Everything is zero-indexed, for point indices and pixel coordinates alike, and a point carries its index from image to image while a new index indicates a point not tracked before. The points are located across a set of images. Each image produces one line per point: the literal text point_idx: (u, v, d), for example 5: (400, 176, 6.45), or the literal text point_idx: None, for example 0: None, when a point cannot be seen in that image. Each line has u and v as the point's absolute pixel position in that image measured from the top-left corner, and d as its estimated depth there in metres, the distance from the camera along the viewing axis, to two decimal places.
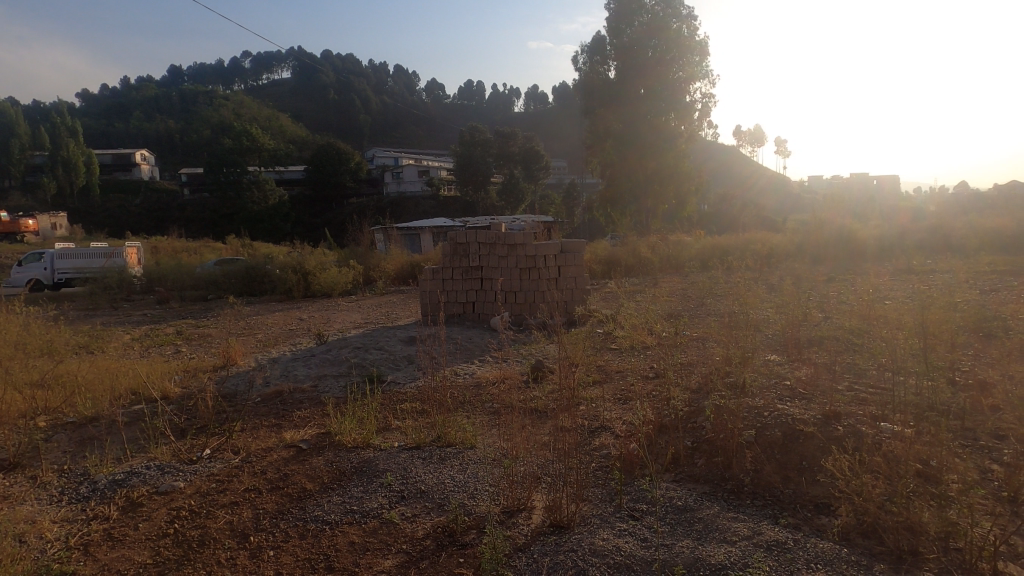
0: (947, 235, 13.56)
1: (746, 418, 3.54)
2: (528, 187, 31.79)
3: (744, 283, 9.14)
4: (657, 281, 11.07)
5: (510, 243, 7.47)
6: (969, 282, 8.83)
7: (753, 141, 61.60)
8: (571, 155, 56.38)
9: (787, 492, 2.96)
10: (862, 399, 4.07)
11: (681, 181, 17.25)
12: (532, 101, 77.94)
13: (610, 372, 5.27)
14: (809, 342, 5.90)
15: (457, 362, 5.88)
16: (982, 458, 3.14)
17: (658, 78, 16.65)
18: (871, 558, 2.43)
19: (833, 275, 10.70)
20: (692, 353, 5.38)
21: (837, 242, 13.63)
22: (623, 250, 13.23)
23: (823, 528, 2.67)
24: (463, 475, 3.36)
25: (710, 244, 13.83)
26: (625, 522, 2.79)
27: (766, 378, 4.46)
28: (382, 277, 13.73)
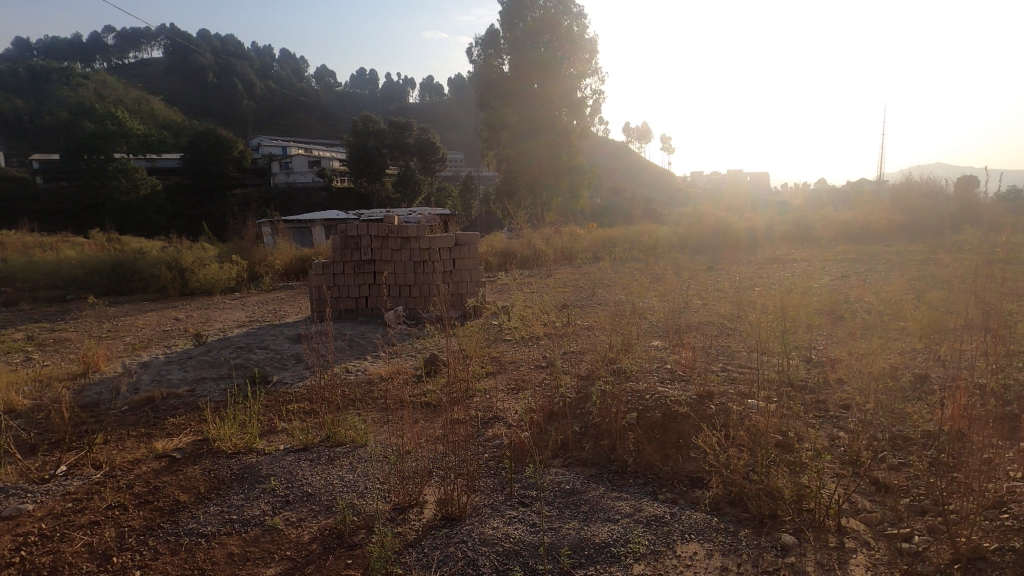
0: (809, 228, 14.94)
1: (630, 402, 3.72)
2: (424, 180, 31.38)
3: (630, 273, 9.59)
4: (551, 272, 11.34)
5: (404, 236, 7.36)
6: (824, 269, 9.78)
7: (641, 137, 64.58)
8: (466, 147, 56.28)
9: (666, 470, 3.15)
10: (732, 379, 4.41)
11: (574, 175, 17.74)
12: (427, 92, 77.05)
13: (503, 363, 5.33)
14: (688, 327, 6.30)
15: (349, 359, 5.71)
16: (831, 427, 3.50)
17: (550, 73, 16.97)
18: (738, 525, 2.64)
19: (711, 264, 11.50)
20: (581, 342, 5.57)
21: (714, 233, 14.62)
22: (519, 242, 13.44)
23: (697, 500, 2.86)
24: (353, 474, 3.26)
25: (600, 237, 14.37)
26: (515, 509, 2.84)
27: (648, 362, 4.70)
28: (268, 273, 13.07)
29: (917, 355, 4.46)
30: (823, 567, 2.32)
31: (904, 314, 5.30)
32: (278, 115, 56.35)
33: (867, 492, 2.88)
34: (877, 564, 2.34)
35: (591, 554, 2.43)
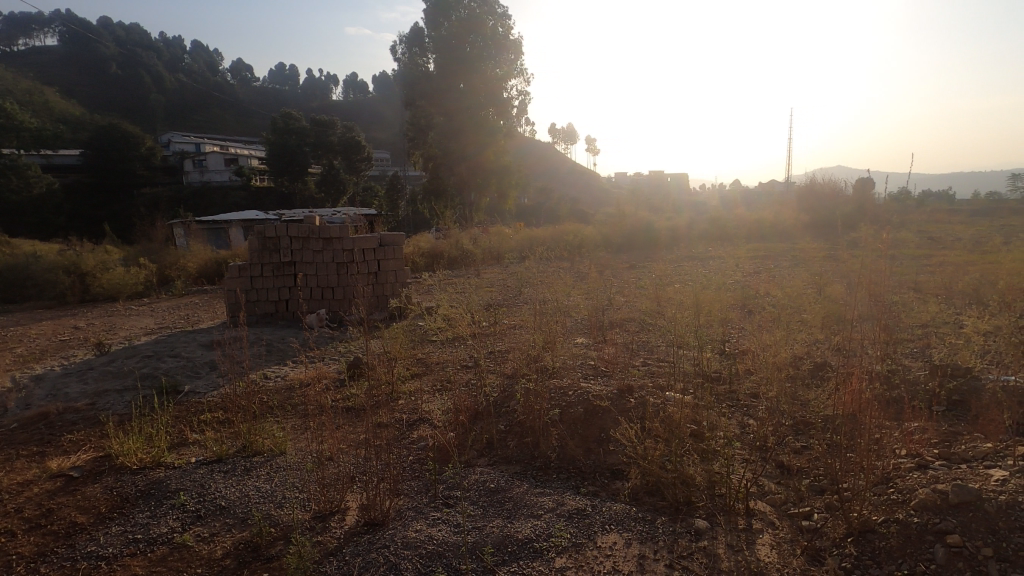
0: (725, 227, 15.65)
1: (553, 398, 3.79)
2: (349, 179, 30.63)
3: (556, 271, 9.73)
4: (479, 272, 11.35)
5: (326, 237, 7.17)
6: (739, 266, 10.27)
7: (566, 137, 65.69)
8: (392, 146, 55.39)
9: (588, 463, 3.23)
10: (651, 372, 4.56)
11: (502, 175, 17.86)
12: (351, 89, 75.25)
13: (429, 364, 5.29)
14: (611, 324, 6.47)
15: (267, 365, 5.49)
16: (741, 415, 3.69)
17: (476, 73, 16.97)
18: (655, 513, 2.74)
19: (633, 262, 11.84)
20: (507, 341, 5.61)
21: (636, 232, 15.05)
22: (446, 242, 13.35)
23: (617, 492, 2.95)
24: (270, 485, 3.15)
25: (528, 237, 14.51)
26: (439, 511, 2.83)
27: (572, 359, 4.79)
28: (181, 276, 12.36)
29: (817, 345, 4.77)
30: (732, 548, 2.44)
31: (806, 307, 5.66)
32: (189, 110, 53.37)
33: (773, 474, 3.05)
34: (781, 543, 2.49)
35: (513, 550, 2.45)
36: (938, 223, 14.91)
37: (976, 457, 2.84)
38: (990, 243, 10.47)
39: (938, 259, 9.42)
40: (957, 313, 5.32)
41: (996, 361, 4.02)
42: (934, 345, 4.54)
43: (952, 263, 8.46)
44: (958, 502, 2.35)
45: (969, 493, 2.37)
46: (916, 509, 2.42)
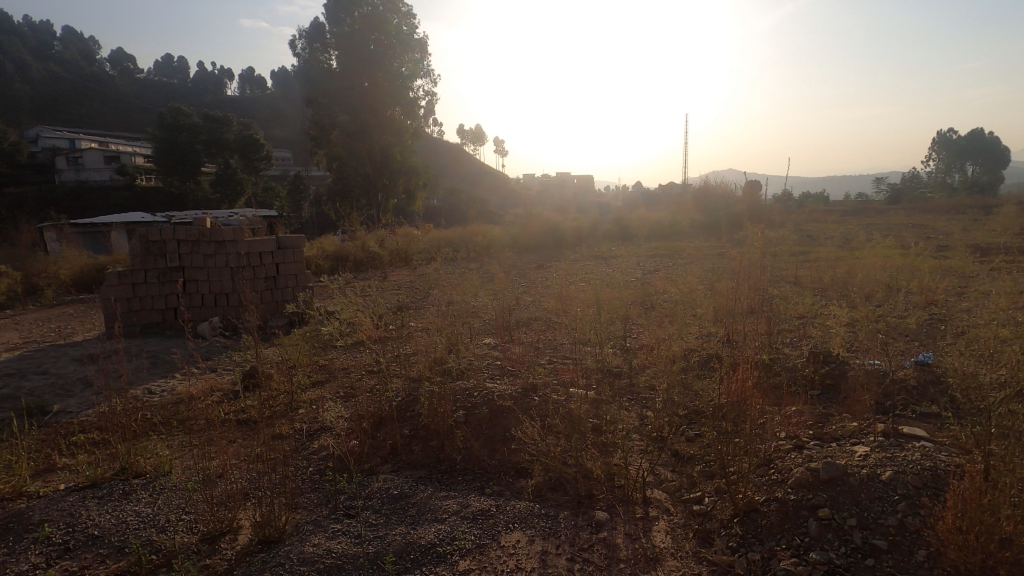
0: (627, 226, 16.24)
1: (458, 400, 3.77)
2: (247, 179, 29.07)
3: (462, 272, 9.71)
4: (386, 274, 11.11)
5: (218, 240, 6.74)
6: (641, 264, 10.69)
7: (474, 138, 65.86)
8: (293, 144, 53.17)
9: (492, 463, 3.25)
10: (556, 370, 4.65)
11: (410, 175, 17.60)
12: (247, 84, 71.49)
13: (332, 370, 5.11)
14: (518, 323, 6.54)
15: (151, 379, 5.09)
16: (640, 407, 3.84)
17: (381, 72, 16.61)
18: (558, 507, 2.79)
19: (541, 262, 12.03)
20: (413, 343, 5.53)
21: (543, 232, 15.27)
22: (352, 244, 12.95)
23: (521, 490, 2.98)
24: (152, 508, 2.91)
25: (435, 238, 14.37)
26: (339, 523, 2.74)
27: (478, 360, 4.79)
28: (52, 285, 11.22)
29: (708, 338, 5.05)
30: (630, 537, 2.54)
31: (699, 302, 5.99)
32: (62, 102, 48.62)
33: (669, 463, 3.20)
34: (675, 528, 2.61)
35: (417, 557, 2.40)
36: (815, 223, 16.27)
37: (844, 435, 3.11)
38: (858, 240, 11.56)
39: (814, 255, 10.28)
40: (828, 304, 5.82)
41: (860, 348, 4.42)
42: (809, 335, 4.94)
43: (825, 259, 9.26)
44: (827, 478, 2.56)
45: (836, 469, 2.58)
46: (793, 487, 2.61)
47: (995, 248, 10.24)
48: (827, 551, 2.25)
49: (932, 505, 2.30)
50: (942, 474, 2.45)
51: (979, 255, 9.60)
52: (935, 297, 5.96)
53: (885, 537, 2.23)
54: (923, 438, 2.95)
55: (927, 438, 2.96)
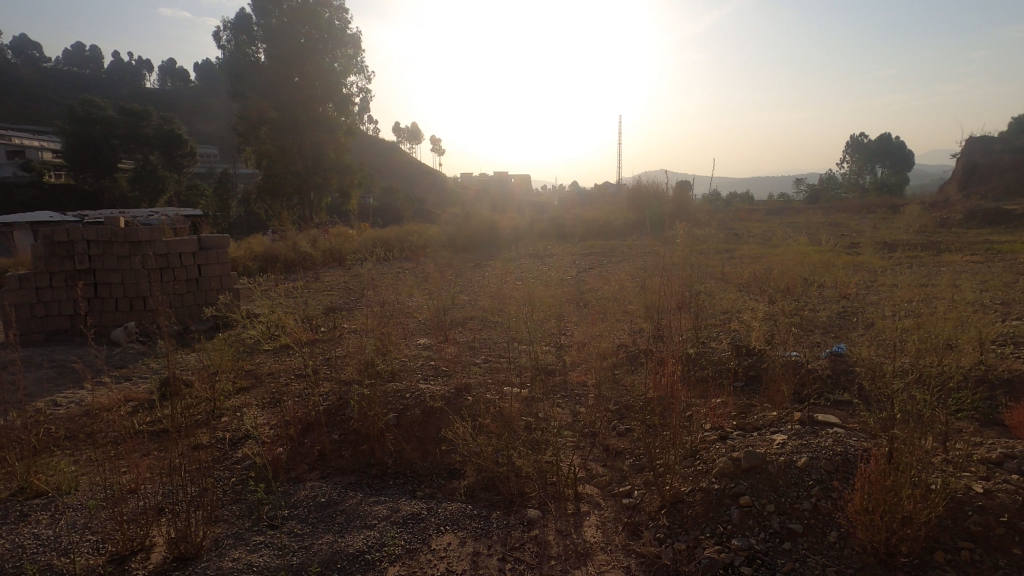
0: (561, 225, 16.44)
1: (389, 402, 3.69)
2: (170, 176, 27.59)
3: (397, 272, 9.54)
4: (319, 275, 10.77)
5: (133, 240, 6.36)
6: (576, 262, 10.82)
7: (410, 137, 65.02)
8: (219, 140, 50.84)
9: (425, 465, 3.20)
10: (490, 368, 4.63)
11: (343, 173, 17.16)
12: (168, 77, 67.86)
13: (258, 375, 4.91)
14: (454, 322, 6.48)
15: (57, 391, 4.72)
16: (573, 403, 3.88)
17: (312, 67, 16.12)
18: (491, 508, 2.78)
19: (477, 262, 11.97)
20: (344, 345, 5.38)
21: (480, 230, 15.21)
22: (281, 244, 12.48)
23: (453, 491, 2.96)
24: (54, 530, 2.70)
25: (370, 238, 14.08)
26: (262, 534, 2.62)
27: (411, 361, 4.70)
28: None
29: (639, 334, 5.16)
30: (561, 534, 2.55)
31: (631, 300, 6.12)
32: None
33: (600, 457, 3.24)
34: (605, 522, 2.64)
35: (343, 566, 2.34)
36: (739, 222, 16.98)
37: (765, 424, 3.24)
38: (778, 237, 12.12)
39: (739, 252, 10.71)
40: (752, 299, 6.05)
41: (779, 340, 4.63)
42: (733, 329, 5.12)
43: (749, 256, 9.66)
44: (748, 467, 2.65)
45: (756, 457, 2.68)
46: (716, 476, 2.69)
47: (901, 245, 10.96)
48: (748, 537, 2.34)
49: (842, 488, 2.42)
50: (852, 458, 2.59)
51: (887, 252, 10.28)
52: (847, 291, 6.32)
53: (800, 521, 2.34)
54: (835, 425, 3.11)
55: (839, 424, 3.12)
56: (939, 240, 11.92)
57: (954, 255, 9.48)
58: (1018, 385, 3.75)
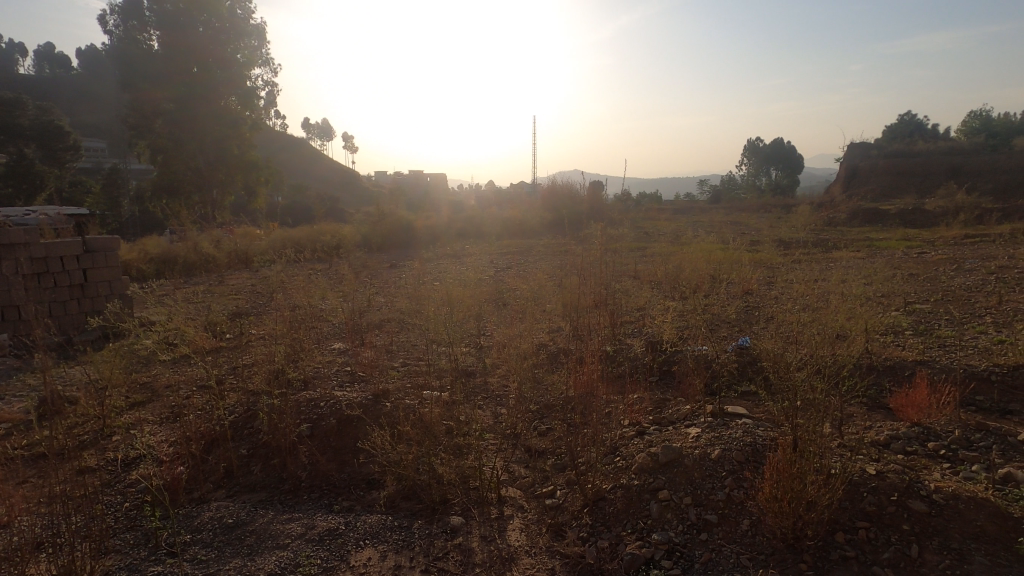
0: (479, 224, 16.42)
1: (301, 413, 3.51)
2: (49, 171, 25.12)
3: (307, 274, 9.14)
4: (223, 278, 10.15)
5: (5, 243, 5.70)
6: (494, 262, 10.81)
7: (321, 133, 62.79)
8: (105, 132, 46.80)
9: (341, 477, 3.08)
10: (409, 372, 4.52)
11: (249, 170, 16.31)
12: (44, 62, 61.73)
13: (155, 387, 4.54)
14: (370, 324, 6.29)
15: None
16: (493, 405, 3.86)
17: (212, 57, 15.15)
18: (412, 518, 2.70)
19: (393, 262, 11.69)
20: (252, 351, 5.08)
21: (395, 229, 14.91)
22: (181, 245, 11.63)
23: (373, 503, 2.85)
24: None
25: (279, 239, 13.47)
26: (161, 564, 2.41)
27: (324, 368, 4.51)
28: None
29: (557, 333, 5.22)
30: (485, 540, 2.51)
31: (549, 299, 6.16)
32: None
33: (522, 459, 3.23)
34: (529, 525, 2.64)
35: None
36: (649, 222, 17.63)
37: (679, 418, 3.35)
38: (685, 236, 12.65)
39: (650, 251, 11.09)
40: (663, 297, 6.27)
41: (690, 335, 4.80)
42: (647, 326, 5.28)
43: (659, 254, 10.01)
44: (665, 461, 2.73)
45: (673, 452, 2.76)
46: (635, 473, 2.75)
47: (796, 243, 11.73)
48: (667, 530, 2.40)
49: (753, 477, 2.53)
50: (760, 448, 2.71)
51: (783, 249, 10.98)
52: (750, 287, 6.67)
53: (715, 512, 2.42)
54: (744, 416, 3.27)
55: (747, 415, 3.27)
56: (827, 237, 12.88)
57: (840, 251, 10.27)
58: (899, 371, 4.10)
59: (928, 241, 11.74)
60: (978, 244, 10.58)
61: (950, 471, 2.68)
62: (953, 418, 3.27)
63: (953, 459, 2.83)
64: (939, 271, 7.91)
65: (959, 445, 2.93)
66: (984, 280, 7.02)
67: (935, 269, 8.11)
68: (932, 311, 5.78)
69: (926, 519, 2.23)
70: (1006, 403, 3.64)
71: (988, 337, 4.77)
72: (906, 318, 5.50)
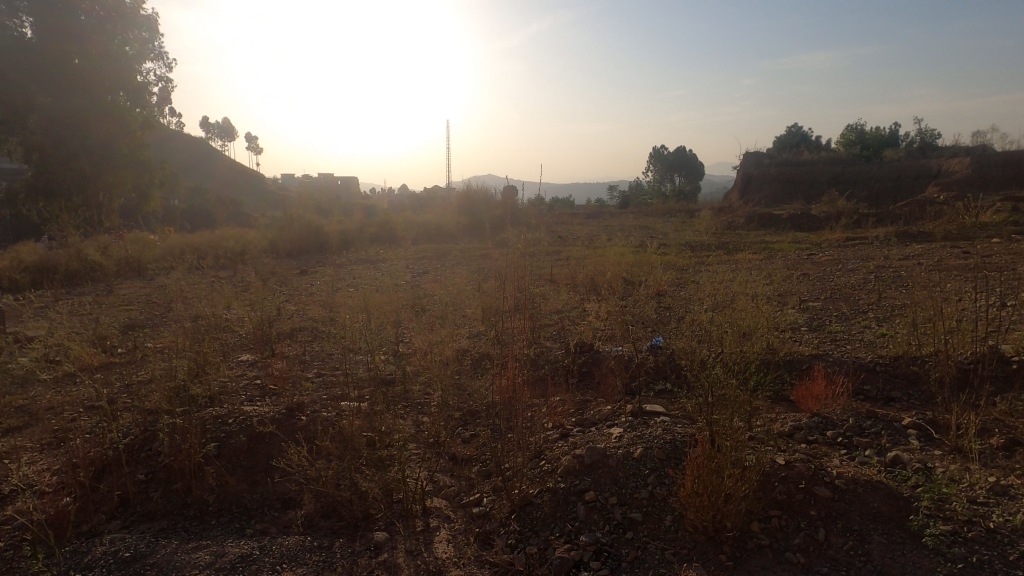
0: (393, 228, 16.06)
1: (207, 431, 3.26)
2: None
3: (209, 282, 8.57)
4: (114, 288, 9.34)
5: None
6: (410, 267, 10.64)
7: (221, 133, 59.62)
8: None
9: (254, 498, 2.89)
10: (325, 383, 4.33)
11: (141, 171, 15.20)
12: None
13: (33, 411, 4.08)
14: (280, 333, 6.00)
15: None
16: (415, 413, 3.77)
17: (97, 49, 13.96)
18: (332, 537, 2.57)
19: (304, 268, 11.24)
20: (148, 367, 4.69)
21: (305, 234, 14.32)
22: (62, 252, 10.59)
23: (290, 523, 2.70)
24: None
25: (177, 245, 12.60)
26: None
27: (231, 382, 4.23)
28: None
29: (478, 339, 5.19)
30: (412, 554, 2.44)
31: (467, 304, 6.12)
32: None
33: (446, 467, 3.17)
34: (456, 535, 2.59)
35: None
36: (562, 226, 18.03)
37: (601, 419, 3.41)
38: (599, 240, 13.00)
39: (566, 255, 11.30)
40: (580, 300, 6.40)
41: (607, 337, 4.92)
42: (567, 329, 5.37)
43: (574, 257, 10.22)
44: (590, 462, 2.76)
45: (598, 453, 2.79)
46: (562, 475, 2.76)
47: (700, 246, 12.37)
48: (595, 532, 2.42)
49: (674, 474, 2.61)
50: (680, 445, 2.79)
51: (689, 252, 11.53)
52: (661, 288, 6.94)
53: (640, 510, 2.48)
54: (662, 414, 3.36)
55: (665, 413, 3.37)
56: (728, 240, 13.67)
57: (741, 254, 10.90)
58: (797, 365, 4.39)
59: (817, 243, 12.73)
60: (860, 247, 11.55)
61: (848, 457, 2.89)
62: (846, 406, 3.53)
63: (849, 445, 3.04)
64: (827, 271, 8.58)
65: (854, 431, 3.16)
66: (866, 279, 7.69)
67: (823, 269, 8.80)
68: (823, 308, 6.26)
69: (830, 504, 2.37)
70: (891, 391, 3.98)
71: (871, 331, 5.21)
72: (802, 315, 5.91)
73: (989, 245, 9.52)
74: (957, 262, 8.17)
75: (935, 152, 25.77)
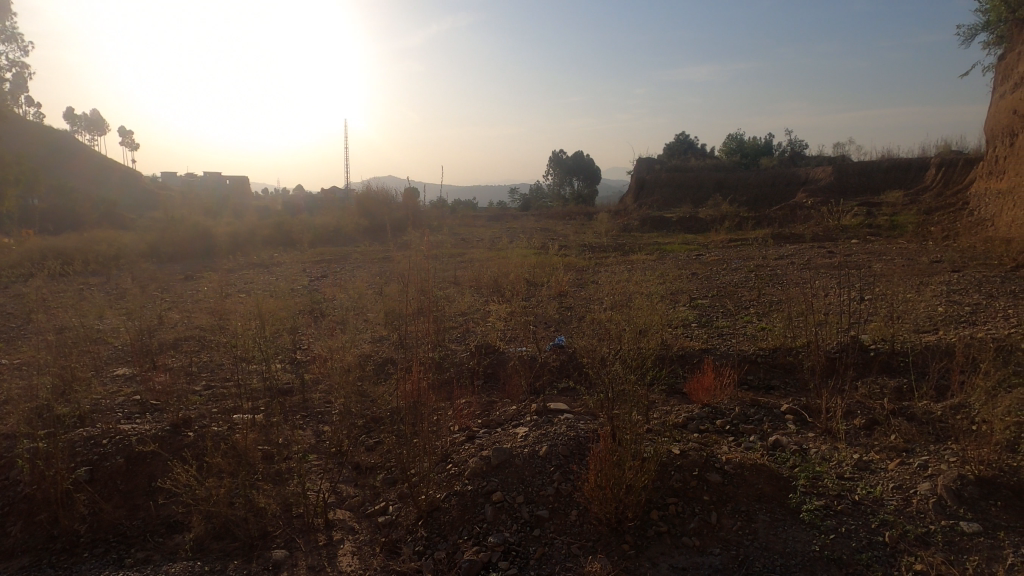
0: (287, 230, 15.31)
1: (78, 453, 2.96)
2: None
3: (77, 290, 7.78)
4: None
5: None
6: (306, 271, 10.20)
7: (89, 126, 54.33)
8: None
9: (134, 524, 2.66)
10: (215, 395, 4.06)
11: None
12: None
13: None
14: (162, 344, 5.55)
15: None
16: (315, 424, 3.62)
17: None
18: (224, 560, 2.41)
19: (188, 273, 10.48)
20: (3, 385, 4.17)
21: (188, 237, 13.34)
22: None
23: (176, 548, 2.51)
24: None
25: (37, 248, 11.35)
26: None
27: (106, 399, 3.86)
28: None
29: (381, 344, 5.06)
30: (313, 570, 2.34)
31: (369, 308, 5.96)
32: None
33: (349, 477, 3.06)
34: (361, 547, 2.51)
35: None
36: (464, 228, 18.02)
37: (507, 419, 3.44)
38: (502, 242, 13.09)
39: (468, 257, 11.31)
40: (484, 302, 6.41)
41: (511, 339, 4.98)
42: (471, 331, 5.36)
43: (476, 260, 10.24)
44: (497, 463, 2.77)
45: (504, 453, 2.81)
46: (468, 477, 2.76)
47: (597, 247, 12.81)
48: (503, 532, 2.44)
49: (578, 469, 2.68)
50: (583, 440, 2.88)
51: (588, 253, 11.90)
52: (563, 289, 7.11)
53: (546, 506, 2.52)
54: (566, 412, 3.44)
55: (568, 410, 3.47)
56: (624, 242, 14.24)
57: (636, 256, 11.38)
58: (689, 359, 4.66)
59: (703, 244, 13.57)
60: (741, 247, 12.45)
61: (735, 443, 3.10)
62: (733, 396, 3.79)
63: (736, 432, 3.27)
64: (713, 270, 9.16)
65: (740, 420, 3.39)
66: (747, 277, 8.29)
67: (710, 268, 9.39)
68: (711, 305, 6.67)
69: (721, 488, 2.53)
70: (771, 380, 4.31)
71: (753, 325, 5.63)
72: (692, 312, 6.27)
73: (850, 245, 10.56)
74: (824, 261, 9.00)
75: (804, 160, 28.29)
